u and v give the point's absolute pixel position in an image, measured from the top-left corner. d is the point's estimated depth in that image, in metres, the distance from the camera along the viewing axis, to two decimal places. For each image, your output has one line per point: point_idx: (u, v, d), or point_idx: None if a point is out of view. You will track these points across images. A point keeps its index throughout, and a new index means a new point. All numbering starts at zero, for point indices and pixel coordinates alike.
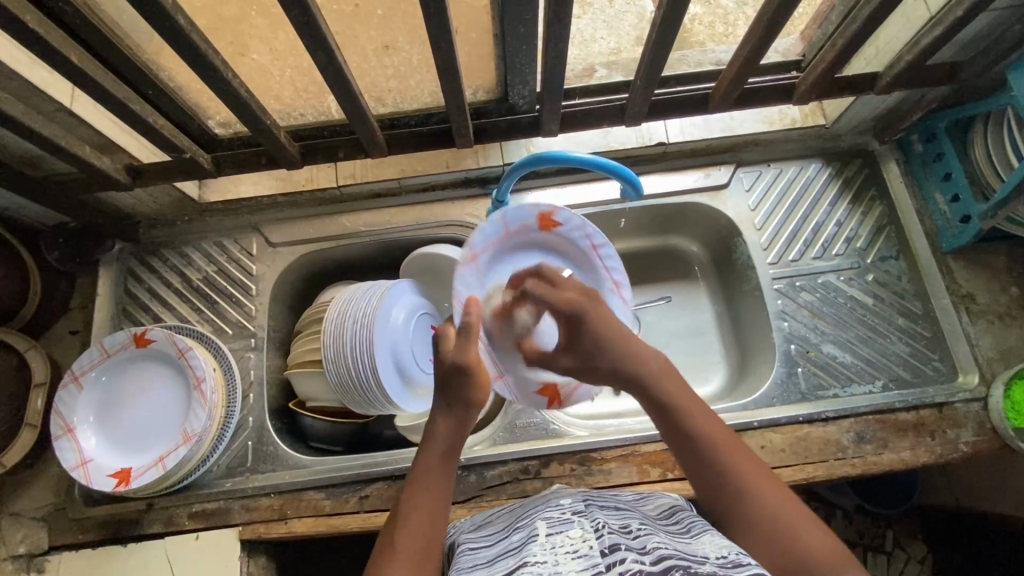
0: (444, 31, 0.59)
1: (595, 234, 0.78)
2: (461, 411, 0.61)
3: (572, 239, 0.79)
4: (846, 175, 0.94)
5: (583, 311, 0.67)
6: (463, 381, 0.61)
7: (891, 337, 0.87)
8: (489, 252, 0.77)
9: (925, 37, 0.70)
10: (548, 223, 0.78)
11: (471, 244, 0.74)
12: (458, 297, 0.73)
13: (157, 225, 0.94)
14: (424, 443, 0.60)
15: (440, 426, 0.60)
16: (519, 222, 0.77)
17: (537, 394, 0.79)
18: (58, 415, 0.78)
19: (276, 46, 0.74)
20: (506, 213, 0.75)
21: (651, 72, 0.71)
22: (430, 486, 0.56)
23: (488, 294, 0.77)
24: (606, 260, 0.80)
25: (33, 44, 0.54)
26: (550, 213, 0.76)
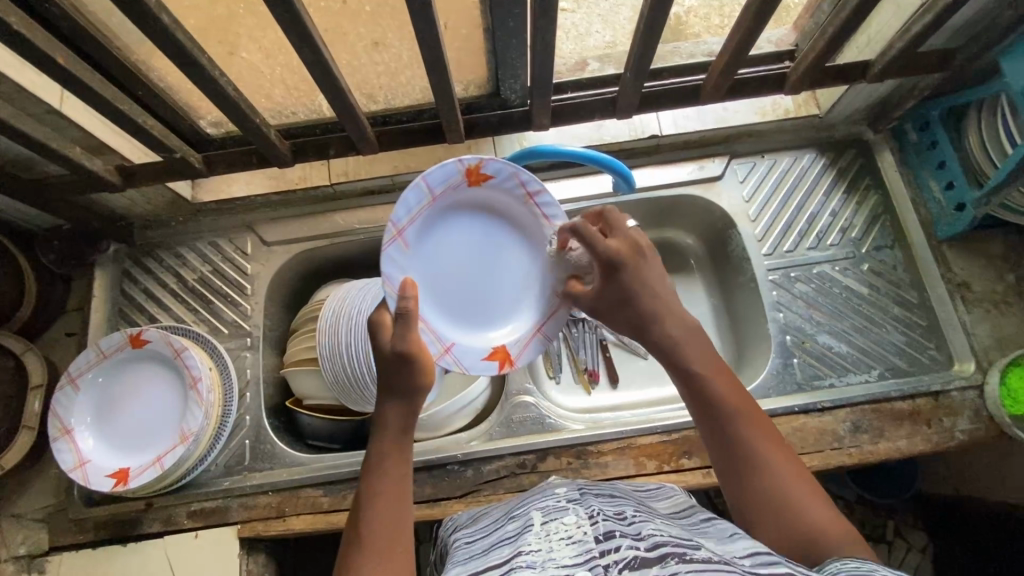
0: (431, 24, 0.58)
1: (535, 192, 0.73)
2: (408, 395, 0.58)
3: (502, 190, 0.73)
4: (840, 164, 0.94)
5: (622, 265, 0.62)
6: (408, 367, 0.58)
7: (887, 327, 0.87)
8: (415, 224, 0.69)
9: (917, 24, 0.69)
10: (477, 178, 0.71)
11: (393, 219, 0.67)
12: (388, 276, 0.66)
13: (151, 226, 0.94)
14: (377, 428, 0.58)
15: (391, 413, 0.58)
16: (443, 183, 0.69)
17: (484, 360, 0.75)
18: (55, 417, 0.79)
19: (265, 44, 0.72)
20: (428, 175, 0.67)
21: (641, 64, 0.71)
22: (388, 472, 0.55)
23: (425, 260, 0.71)
24: (544, 206, 0.74)
25: (20, 45, 0.54)
26: (477, 166, 0.70)
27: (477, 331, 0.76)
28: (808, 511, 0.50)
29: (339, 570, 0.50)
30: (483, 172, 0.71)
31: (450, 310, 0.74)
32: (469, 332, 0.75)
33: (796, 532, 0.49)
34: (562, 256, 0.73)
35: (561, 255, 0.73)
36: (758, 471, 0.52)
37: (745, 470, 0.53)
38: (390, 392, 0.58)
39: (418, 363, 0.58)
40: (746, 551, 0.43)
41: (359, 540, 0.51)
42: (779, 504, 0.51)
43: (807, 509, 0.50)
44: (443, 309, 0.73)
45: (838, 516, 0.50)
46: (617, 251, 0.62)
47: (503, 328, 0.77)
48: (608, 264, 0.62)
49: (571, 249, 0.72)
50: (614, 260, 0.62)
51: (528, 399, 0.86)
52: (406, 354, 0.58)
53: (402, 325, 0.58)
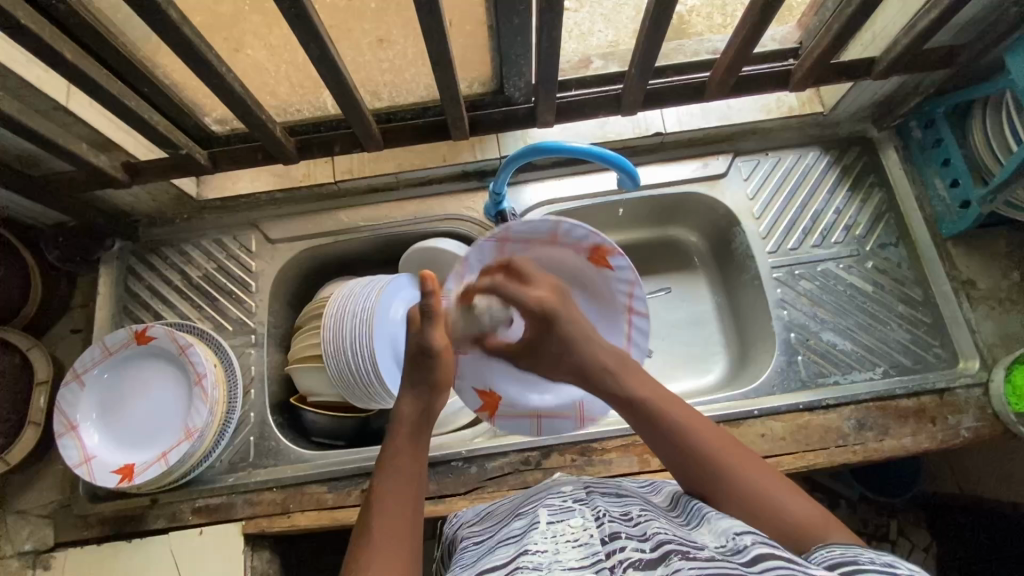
0: (437, 21, 0.58)
1: (638, 295, 0.77)
2: (426, 393, 0.63)
3: (617, 282, 0.76)
4: (845, 162, 0.94)
5: (556, 313, 0.70)
6: (427, 362, 0.63)
7: (891, 325, 0.87)
8: (524, 245, 0.73)
9: (922, 20, 0.69)
10: (601, 261, 0.75)
11: (510, 228, 0.70)
12: (466, 263, 0.73)
13: (156, 223, 0.94)
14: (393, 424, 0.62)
15: (406, 407, 0.62)
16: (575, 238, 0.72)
17: (477, 395, 0.78)
18: (60, 412, 0.79)
19: (271, 41, 0.72)
20: (565, 223, 0.70)
21: (646, 60, 0.71)
22: (402, 469, 0.56)
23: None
24: (635, 301, 0.77)
25: (28, 40, 0.54)
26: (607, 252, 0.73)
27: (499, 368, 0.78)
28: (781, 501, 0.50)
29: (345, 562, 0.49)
30: (609, 261, 0.74)
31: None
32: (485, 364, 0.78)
33: (780, 530, 0.48)
34: (471, 314, 0.73)
35: (471, 312, 0.73)
36: (724, 478, 0.52)
37: (703, 472, 0.54)
38: (407, 386, 0.63)
39: (438, 361, 0.63)
40: (746, 531, 0.44)
41: (366, 531, 0.51)
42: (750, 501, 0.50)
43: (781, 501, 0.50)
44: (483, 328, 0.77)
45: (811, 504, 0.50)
46: (543, 301, 0.70)
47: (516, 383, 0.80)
48: (543, 313, 0.70)
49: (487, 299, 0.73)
50: (545, 308, 0.70)
51: None
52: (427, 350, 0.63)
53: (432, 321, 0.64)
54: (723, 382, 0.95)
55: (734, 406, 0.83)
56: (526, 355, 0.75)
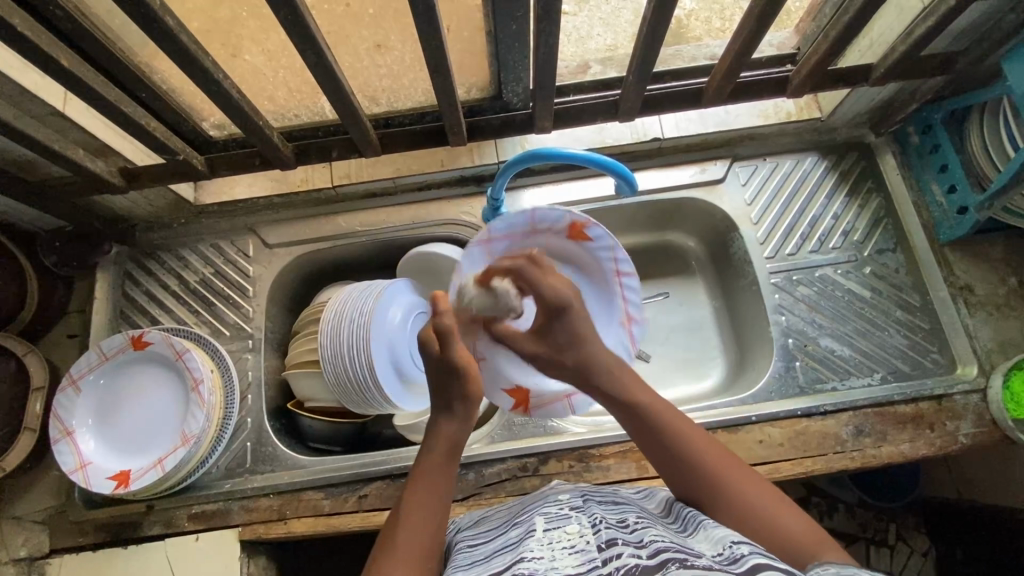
0: (435, 29, 0.59)
1: (623, 260, 0.79)
2: (460, 407, 0.60)
3: (597, 255, 0.80)
4: (843, 167, 0.94)
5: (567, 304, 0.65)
6: (458, 377, 0.60)
7: (889, 330, 0.87)
8: (506, 240, 0.78)
9: (918, 28, 0.69)
10: (579, 235, 0.78)
11: (491, 227, 0.76)
12: (460, 270, 0.75)
13: (153, 228, 0.94)
14: (427, 441, 0.60)
15: (443, 426, 0.60)
16: (547, 222, 0.77)
17: (507, 394, 0.81)
18: (56, 419, 0.79)
19: (268, 46, 0.74)
20: (537, 210, 0.76)
21: (643, 68, 0.71)
22: (432, 484, 0.55)
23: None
24: (627, 289, 0.81)
25: (23, 46, 0.54)
26: (582, 225, 0.76)
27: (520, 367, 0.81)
28: (781, 520, 0.51)
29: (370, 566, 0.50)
30: (586, 232, 0.77)
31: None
32: (509, 364, 0.80)
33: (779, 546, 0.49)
34: (492, 296, 0.70)
35: (491, 292, 0.70)
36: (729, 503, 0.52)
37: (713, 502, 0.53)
38: (442, 402, 0.61)
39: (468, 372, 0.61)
40: (743, 541, 0.44)
41: (392, 543, 0.51)
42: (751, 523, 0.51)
43: (778, 519, 0.51)
44: None
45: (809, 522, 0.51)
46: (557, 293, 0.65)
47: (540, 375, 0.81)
48: (550, 305, 0.65)
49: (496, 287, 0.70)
50: (563, 301, 0.65)
51: None
52: (457, 362, 0.61)
53: (452, 332, 0.63)
54: (721, 388, 0.95)
55: (731, 411, 0.83)
56: (536, 344, 0.68)
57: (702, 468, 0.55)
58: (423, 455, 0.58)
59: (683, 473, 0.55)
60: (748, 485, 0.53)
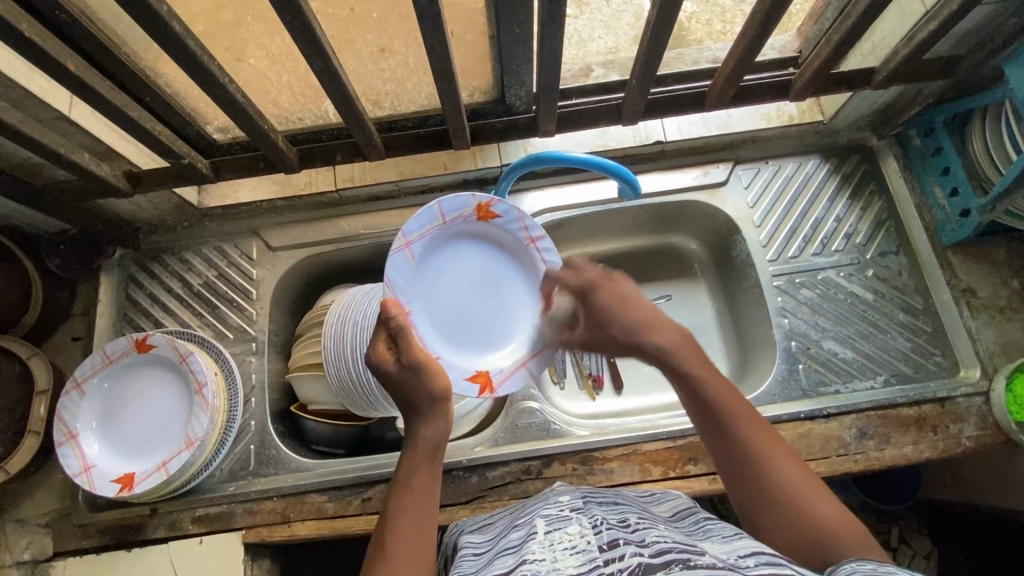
0: (439, 33, 0.59)
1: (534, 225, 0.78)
2: (430, 408, 0.59)
3: (509, 230, 0.79)
4: (844, 170, 0.94)
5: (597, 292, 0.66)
6: (421, 380, 0.60)
7: (892, 333, 0.87)
8: (424, 240, 0.74)
9: (920, 32, 0.70)
10: (487, 216, 0.78)
11: (404, 232, 0.72)
12: (392, 283, 0.71)
13: (157, 231, 0.94)
14: (407, 445, 0.59)
15: (421, 430, 0.59)
16: (456, 212, 0.75)
17: (467, 381, 0.76)
18: (60, 421, 0.79)
19: (273, 50, 0.73)
20: (442, 202, 0.74)
21: (646, 72, 0.71)
22: (418, 488, 0.55)
23: (426, 285, 0.76)
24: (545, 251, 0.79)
25: (30, 51, 0.54)
26: (488, 204, 0.76)
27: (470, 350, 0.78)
28: (815, 502, 0.50)
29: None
30: (494, 211, 0.77)
31: (449, 330, 0.77)
32: (457, 350, 0.77)
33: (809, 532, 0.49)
34: (553, 316, 0.79)
35: (552, 315, 0.79)
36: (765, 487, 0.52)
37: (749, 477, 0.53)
38: (414, 410, 0.60)
39: (430, 372, 0.60)
40: (751, 552, 0.43)
41: (385, 557, 0.51)
42: (787, 504, 0.51)
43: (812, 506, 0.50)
44: (437, 325, 0.76)
45: (840, 507, 0.50)
46: (588, 279, 0.68)
47: (490, 355, 0.79)
48: (589, 288, 0.67)
49: (557, 303, 0.78)
50: (590, 282, 0.68)
51: (533, 405, 0.87)
52: (416, 366, 0.60)
53: (404, 338, 0.61)
54: None
55: None
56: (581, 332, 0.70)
57: (745, 442, 0.54)
58: (403, 463, 0.57)
59: (724, 443, 0.55)
60: (785, 464, 0.53)
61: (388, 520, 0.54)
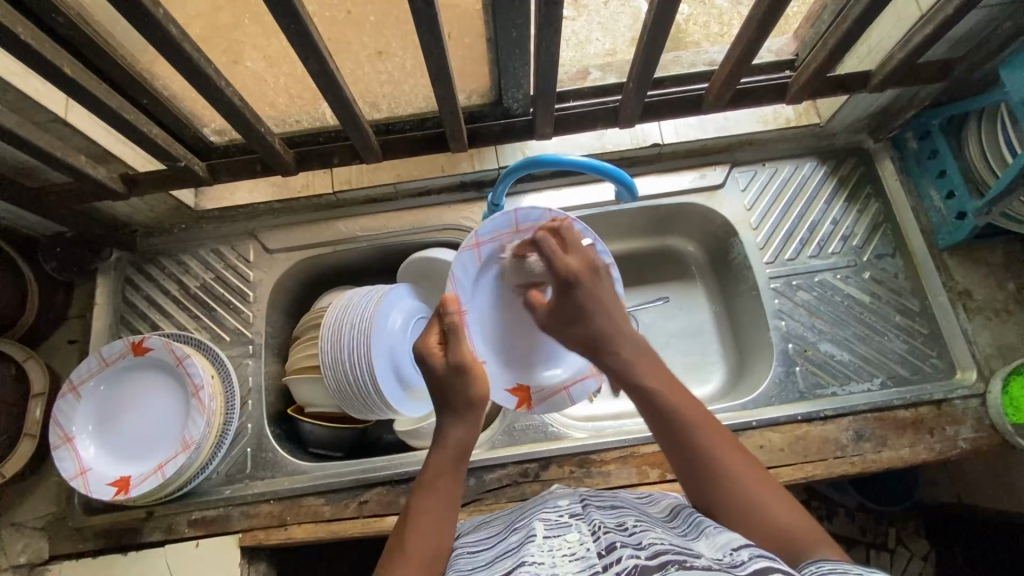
0: (436, 36, 0.59)
1: (608, 254, 0.75)
2: (468, 411, 0.60)
3: None
4: (841, 173, 0.95)
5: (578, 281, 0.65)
6: (464, 381, 0.60)
7: (888, 335, 0.87)
8: (495, 244, 0.75)
9: (916, 36, 0.70)
10: None
11: (478, 232, 0.73)
12: (455, 279, 0.73)
13: (153, 233, 0.94)
14: (436, 445, 0.59)
15: (453, 432, 0.59)
16: (531, 223, 0.75)
17: (507, 394, 0.78)
18: (56, 424, 0.78)
19: (269, 53, 0.73)
20: (519, 211, 0.74)
21: (643, 74, 0.71)
22: (442, 489, 0.55)
23: (487, 289, 0.77)
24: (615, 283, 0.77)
25: (26, 55, 0.54)
26: (565, 222, 0.73)
27: (518, 365, 0.79)
28: (772, 506, 0.50)
29: (380, 570, 0.50)
30: None
31: (498, 340, 0.78)
32: (506, 361, 0.79)
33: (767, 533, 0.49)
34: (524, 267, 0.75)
35: (526, 264, 0.75)
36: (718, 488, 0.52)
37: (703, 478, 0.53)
38: (452, 412, 0.60)
39: (475, 375, 0.61)
40: (743, 546, 0.44)
41: (401, 552, 0.51)
42: (743, 513, 0.50)
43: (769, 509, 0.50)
44: (494, 330, 0.78)
45: (804, 515, 0.50)
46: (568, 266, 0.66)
47: (539, 371, 0.80)
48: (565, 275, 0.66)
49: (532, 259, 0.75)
50: (572, 273, 0.66)
51: (531, 407, 0.87)
52: (463, 367, 0.61)
53: (454, 338, 0.63)
54: (721, 392, 0.95)
55: (732, 416, 0.83)
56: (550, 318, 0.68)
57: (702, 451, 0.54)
58: (432, 461, 0.57)
59: (684, 452, 0.54)
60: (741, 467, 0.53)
61: (409, 518, 0.54)
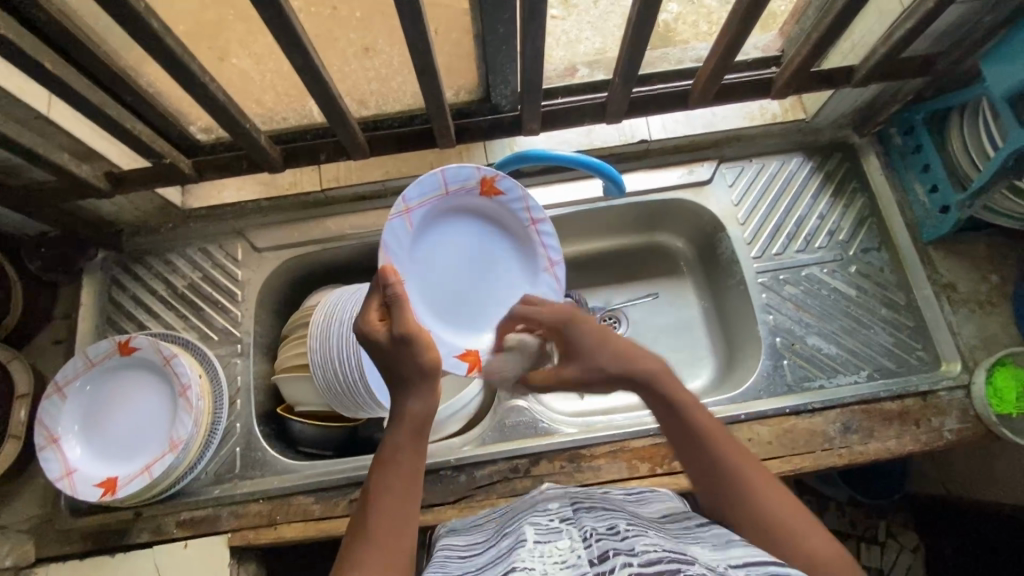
0: (421, 32, 0.59)
1: (536, 208, 0.78)
2: (420, 380, 0.56)
3: (510, 209, 0.78)
4: (827, 168, 0.95)
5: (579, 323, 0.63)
6: (412, 352, 0.55)
7: (875, 328, 0.88)
8: (425, 206, 0.73)
9: (897, 30, 0.71)
10: (489, 190, 0.76)
11: (406, 196, 0.70)
12: (388, 249, 0.70)
13: (140, 232, 0.93)
14: (392, 420, 0.56)
15: (408, 404, 0.55)
16: (460, 181, 0.74)
17: (456, 359, 0.75)
18: (42, 425, 0.78)
19: (256, 50, 0.73)
20: (446, 168, 0.72)
21: (630, 70, 0.71)
22: (403, 466, 0.53)
23: (425, 252, 0.75)
24: (544, 236, 0.80)
25: (6, 51, 0.54)
26: (492, 178, 0.75)
27: (457, 330, 0.77)
28: (803, 533, 0.50)
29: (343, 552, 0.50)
30: (497, 186, 0.76)
31: (439, 304, 0.76)
32: (449, 329, 0.77)
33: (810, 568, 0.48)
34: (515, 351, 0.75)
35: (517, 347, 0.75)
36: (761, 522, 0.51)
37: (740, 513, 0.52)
38: (404, 384, 0.56)
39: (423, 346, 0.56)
40: (736, 552, 0.44)
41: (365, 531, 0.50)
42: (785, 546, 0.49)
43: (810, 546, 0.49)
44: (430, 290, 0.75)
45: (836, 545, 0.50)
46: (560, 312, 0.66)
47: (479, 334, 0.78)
48: (555, 327, 0.66)
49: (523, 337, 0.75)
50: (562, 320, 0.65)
51: (521, 403, 0.87)
52: (407, 339, 0.55)
53: (398, 309, 0.57)
54: (711, 387, 0.96)
55: (721, 410, 0.84)
56: (552, 373, 0.64)
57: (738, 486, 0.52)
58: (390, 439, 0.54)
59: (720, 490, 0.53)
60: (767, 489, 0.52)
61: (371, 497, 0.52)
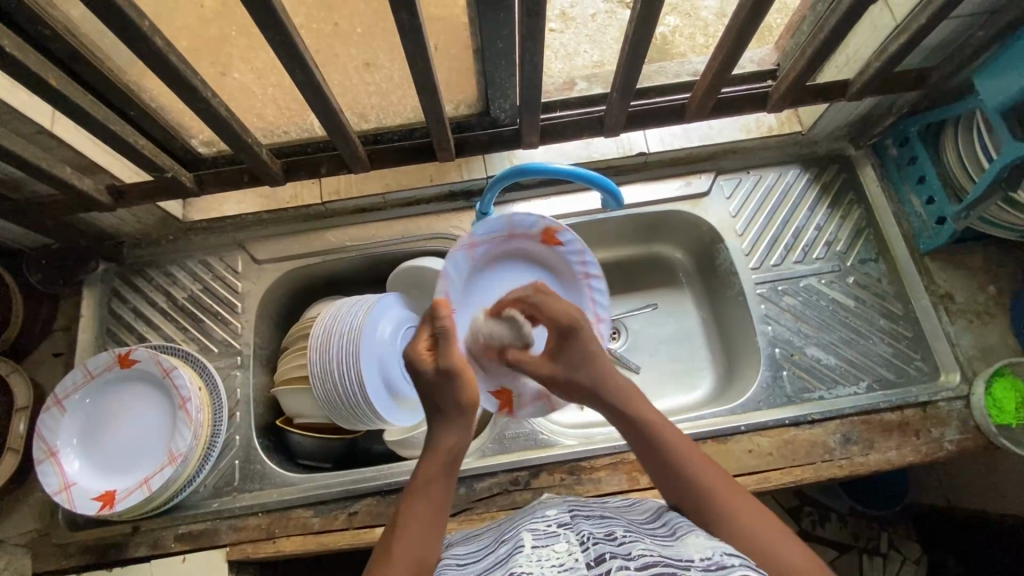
0: (422, 49, 0.60)
1: (591, 263, 0.82)
2: (457, 415, 0.60)
3: (567, 261, 0.83)
4: (824, 179, 0.96)
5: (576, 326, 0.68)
6: (454, 384, 0.60)
7: (873, 338, 0.88)
8: (486, 244, 0.81)
9: (891, 45, 0.72)
10: (551, 240, 0.82)
11: (472, 233, 0.78)
12: (447, 276, 0.78)
13: (141, 245, 0.94)
14: (426, 450, 0.59)
15: (445, 438, 0.59)
16: (524, 228, 0.81)
17: (491, 396, 0.79)
18: (40, 439, 0.78)
19: (257, 65, 0.75)
20: (514, 216, 0.79)
21: (627, 84, 0.72)
22: (430, 494, 0.56)
23: (478, 286, 0.82)
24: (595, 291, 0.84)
25: (12, 67, 0.54)
26: (555, 230, 0.80)
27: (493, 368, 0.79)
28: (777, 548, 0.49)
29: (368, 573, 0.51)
30: (558, 237, 0.81)
31: None
32: None
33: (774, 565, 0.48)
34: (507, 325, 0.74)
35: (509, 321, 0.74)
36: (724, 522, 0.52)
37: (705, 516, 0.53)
38: (440, 416, 0.60)
39: (464, 380, 0.61)
40: (733, 552, 0.44)
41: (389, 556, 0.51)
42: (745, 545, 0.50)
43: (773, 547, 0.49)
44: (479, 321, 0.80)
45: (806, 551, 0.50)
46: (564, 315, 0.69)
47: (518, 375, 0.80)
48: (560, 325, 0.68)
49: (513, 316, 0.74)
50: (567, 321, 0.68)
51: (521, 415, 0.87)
52: (452, 373, 0.60)
53: (447, 343, 0.62)
54: (710, 398, 0.96)
55: (720, 421, 0.84)
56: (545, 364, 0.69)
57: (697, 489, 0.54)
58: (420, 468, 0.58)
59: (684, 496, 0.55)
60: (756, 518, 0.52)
61: (397, 524, 0.54)
